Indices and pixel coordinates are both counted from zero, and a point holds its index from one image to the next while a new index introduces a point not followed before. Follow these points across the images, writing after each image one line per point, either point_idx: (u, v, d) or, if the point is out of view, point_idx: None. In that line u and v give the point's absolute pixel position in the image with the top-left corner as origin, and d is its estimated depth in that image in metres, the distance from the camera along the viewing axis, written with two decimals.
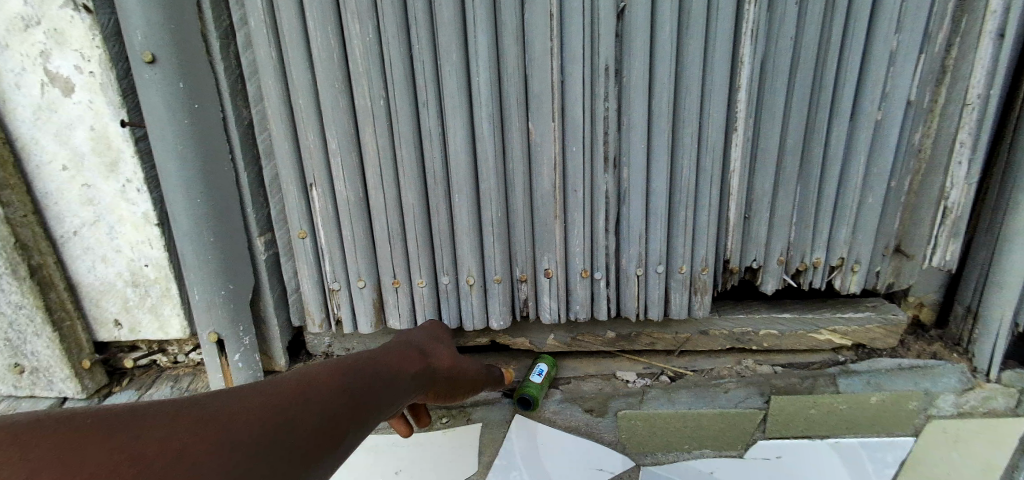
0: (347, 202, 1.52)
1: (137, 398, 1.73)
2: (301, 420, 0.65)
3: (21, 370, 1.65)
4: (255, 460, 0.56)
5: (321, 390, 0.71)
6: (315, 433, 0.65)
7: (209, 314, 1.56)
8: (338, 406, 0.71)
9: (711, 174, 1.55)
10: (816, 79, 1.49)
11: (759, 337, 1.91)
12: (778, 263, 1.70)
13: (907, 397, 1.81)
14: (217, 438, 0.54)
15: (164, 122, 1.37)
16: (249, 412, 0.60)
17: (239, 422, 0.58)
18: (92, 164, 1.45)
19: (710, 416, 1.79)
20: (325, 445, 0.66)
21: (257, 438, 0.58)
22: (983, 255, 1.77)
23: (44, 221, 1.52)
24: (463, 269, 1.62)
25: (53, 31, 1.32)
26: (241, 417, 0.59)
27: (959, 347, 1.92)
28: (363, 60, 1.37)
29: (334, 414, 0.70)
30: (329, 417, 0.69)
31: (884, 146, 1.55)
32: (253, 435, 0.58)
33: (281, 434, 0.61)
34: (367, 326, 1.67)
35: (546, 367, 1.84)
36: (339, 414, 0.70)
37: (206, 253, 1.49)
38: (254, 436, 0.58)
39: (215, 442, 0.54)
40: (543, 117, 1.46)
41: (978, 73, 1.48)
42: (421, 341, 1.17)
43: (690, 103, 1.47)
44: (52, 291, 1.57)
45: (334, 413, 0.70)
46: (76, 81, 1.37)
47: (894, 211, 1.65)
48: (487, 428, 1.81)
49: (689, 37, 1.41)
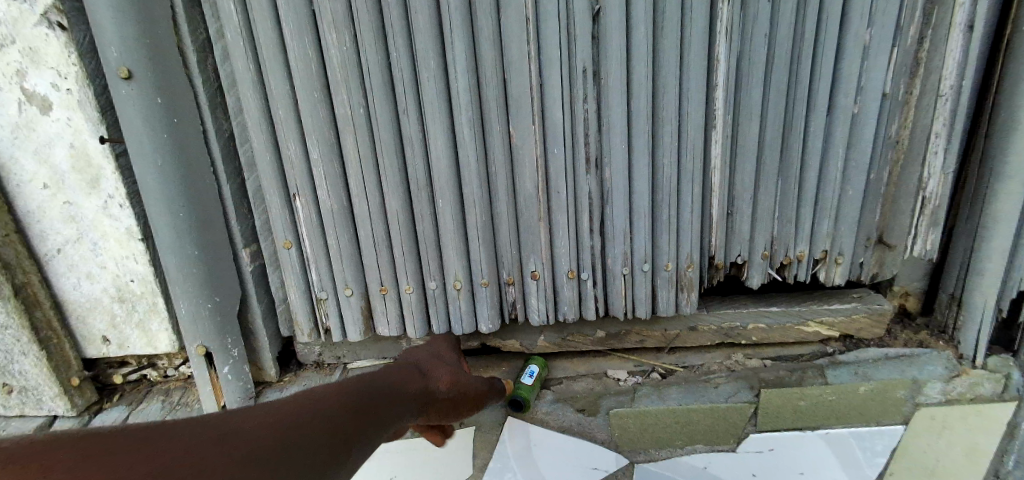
0: (332, 212, 1.52)
1: (127, 415, 1.72)
2: (302, 427, 0.81)
3: (9, 390, 1.65)
4: (262, 455, 0.73)
5: (323, 402, 0.89)
6: (313, 437, 0.82)
7: (196, 327, 1.55)
8: (335, 416, 0.88)
9: (692, 172, 1.56)
10: (792, 74, 1.50)
11: (748, 331, 1.91)
12: (762, 257, 1.71)
13: (894, 385, 1.83)
14: (227, 438, 0.71)
15: (143, 138, 1.37)
16: (252, 421, 0.76)
17: (242, 430, 0.74)
18: (73, 182, 1.45)
19: (699, 412, 1.80)
20: (322, 448, 0.82)
21: (258, 442, 0.74)
22: (964, 243, 1.79)
23: (27, 239, 1.51)
24: (450, 273, 1.63)
25: (28, 50, 1.32)
26: (251, 423, 0.76)
27: (945, 335, 1.94)
28: (341, 70, 1.38)
29: (331, 423, 0.86)
30: (327, 426, 0.85)
31: (861, 139, 1.57)
32: (257, 438, 0.74)
33: (282, 439, 0.77)
34: (356, 334, 1.68)
35: (535, 369, 1.84)
36: (336, 424, 0.87)
37: (190, 267, 1.48)
38: (255, 441, 0.74)
39: (215, 446, 0.69)
40: (522, 121, 1.47)
41: (950, 64, 1.51)
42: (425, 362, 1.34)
43: (668, 102, 1.48)
44: (38, 310, 1.57)
45: (332, 422, 0.87)
46: (54, 99, 1.37)
47: (874, 203, 1.67)
48: (480, 431, 1.82)
49: (664, 38, 1.43)
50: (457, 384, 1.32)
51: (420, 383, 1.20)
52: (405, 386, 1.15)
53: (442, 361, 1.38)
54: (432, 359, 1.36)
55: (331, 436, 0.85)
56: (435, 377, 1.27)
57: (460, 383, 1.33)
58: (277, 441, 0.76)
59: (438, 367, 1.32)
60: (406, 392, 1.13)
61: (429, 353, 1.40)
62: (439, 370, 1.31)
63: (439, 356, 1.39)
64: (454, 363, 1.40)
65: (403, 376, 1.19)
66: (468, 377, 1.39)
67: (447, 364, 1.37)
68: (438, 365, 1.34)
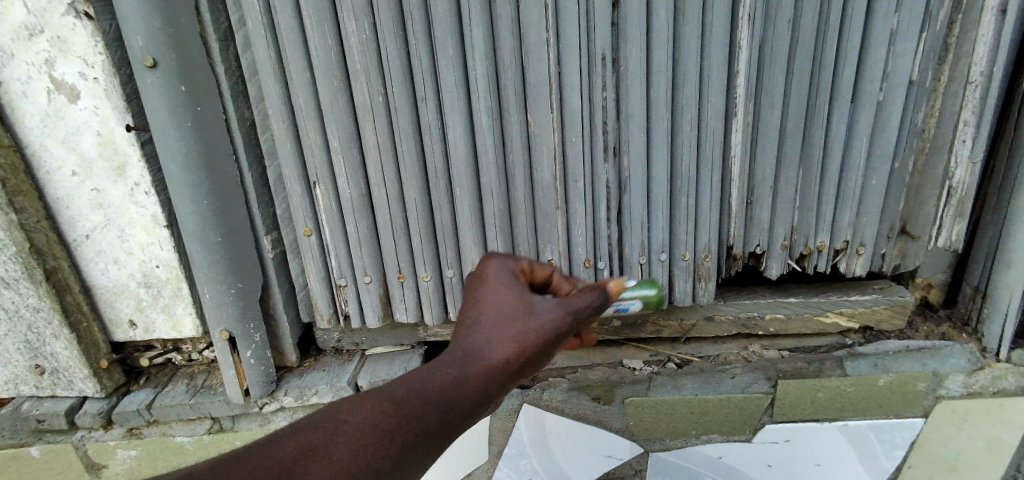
0: (351, 200, 1.53)
1: (154, 396, 1.77)
2: (312, 441, 0.80)
3: (42, 371, 1.72)
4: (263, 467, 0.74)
5: (355, 412, 0.84)
6: (319, 451, 0.79)
7: (219, 312, 1.58)
8: (358, 428, 0.82)
9: (712, 160, 1.55)
10: (816, 60, 1.48)
11: (765, 322, 1.87)
12: (781, 248, 1.69)
13: (916, 378, 1.80)
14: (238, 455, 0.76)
15: (167, 126, 1.39)
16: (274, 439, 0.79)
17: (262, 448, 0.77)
18: (101, 169, 1.48)
19: (716, 402, 1.82)
20: (329, 461, 0.78)
21: (258, 454, 0.76)
22: (991, 234, 1.76)
23: (57, 226, 1.56)
24: (467, 261, 1.64)
25: (57, 40, 1.35)
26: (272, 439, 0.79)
27: (968, 327, 1.89)
28: (360, 58, 1.39)
29: (348, 437, 0.81)
30: (344, 444, 0.80)
31: (886, 128, 1.55)
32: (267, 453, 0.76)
33: (284, 451, 0.77)
34: (375, 320, 1.70)
35: (642, 300, 1.53)
36: (354, 434, 0.81)
37: (213, 254, 1.51)
38: (271, 453, 0.77)
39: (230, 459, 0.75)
40: (542, 108, 1.47)
41: (981, 50, 1.48)
42: (479, 339, 0.97)
43: (688, 89, 1.47)
44: (68, 294, 1.62)
45: (352, 435, 0.81)
46: (81, 87, 1.40)
47: (898, 191, 1.64)
48: (496, 418, 1.86)
49: (685, 25, 1.42)
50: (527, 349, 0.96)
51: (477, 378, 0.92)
52: (455, 399, 0.88)
53: (501, 321, 0.98)
54: (494, 324, 0.98)
55: (349, 450, 0.80)
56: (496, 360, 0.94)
57: (532, 347, 0.96)
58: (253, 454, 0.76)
59: (497, 333, 0.97)
60: (453, 398, 0.88)
61: (486, 308, 1.01)
62: (498, 336, 0.96)
63: (503, 305, 1.01)
64: (522, 318, 0.98)
65: (455, 378, 0.90)
66: (547, 323, 0.98)
67: (511, 322, 0.98)
68: (498, 330, 0.97)
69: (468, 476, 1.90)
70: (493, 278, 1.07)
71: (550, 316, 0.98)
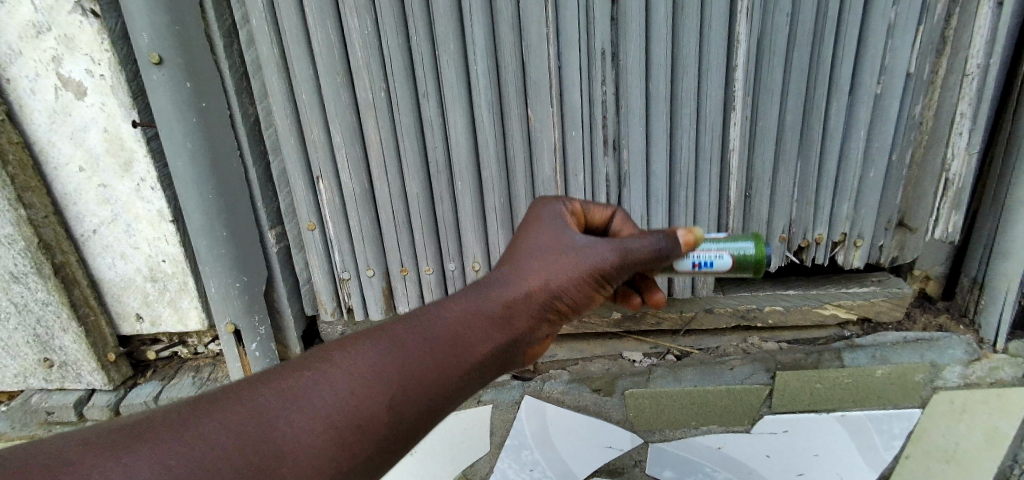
0: (354, 195, 1.56)
1: (161, 389, 1.80)
2: (324, 392, 0.77)
3: (51, 364, 1.74)
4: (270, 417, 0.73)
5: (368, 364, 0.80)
6: (327, 407, 0.76)
7: (225, 305, 1.61)
8: (368, 386, 0.78)
9: (710, 153, 1.57)
10: (814, 53, 1.49)
11: (764, 314, 1.89)
12: (780, 240, 1.71)
13: (912, 369, 1.84)
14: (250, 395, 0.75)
15: (173, 121, 1.41)
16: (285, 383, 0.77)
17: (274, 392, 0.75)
18: (107, 165, 1.50)
19: (715, 393, 1.85)
20: (332, 418, 0.75)
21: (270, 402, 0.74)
22: (988, 226, 1.77)
23: (65, 221, 1.58)
24: (469, 255, 1.66)
25: (63, 37, 1.37)
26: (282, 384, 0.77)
27: (965, 318, 1.90)
28: (362, 54, 1.41)
29: (355, 393, 0.77)
30: (350, 401, 0.77)
31: (885, 121, 1.56)
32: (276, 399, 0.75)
33: (295, 398, 0.75)
34: (378, 313, 1.72)
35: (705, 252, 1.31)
36: (362, 392, 0.78)
37: (218, 248, 1.53)
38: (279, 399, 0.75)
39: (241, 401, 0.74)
40: (542, 103, 1.49)
41: (978, 43, 1.49)
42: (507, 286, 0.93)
43: (687, 83, 1.49)
44: (76, 288, 1.65)
45: (361, 393, 0.78)
46: (88, 84, 1.42)
47: (896, 183, 1.65)
48: (498, 410, 1.89)
49: (684, 20, 1.43)
50: (552, 298, 0.94)
51: (492, 334, 0.88)
52: (466, 355, 0.85)
53: (535, 268, 0.95)
54: (527, 270, 0.95)
55: (354, 409, 0.77)
56: (516, 313, 0.92)
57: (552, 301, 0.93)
58: (258, 404, 0.74)
59: (528, 279, 0.94)
60: (464, 359, 0.85)
61: (525, 250, 0.98)
62: (528, 282, 0.94)
63: (539, 247, 0.98)
64: (553, 272, 0.95)
65: (470, 332, 0.87)
66: (574, 280, 0.95)
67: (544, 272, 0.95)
68: (526, 280, 0.94)
69: (471, 467, 1.93)
70: (542, 219, 1.04)
71: (588, 261, 0.96)
